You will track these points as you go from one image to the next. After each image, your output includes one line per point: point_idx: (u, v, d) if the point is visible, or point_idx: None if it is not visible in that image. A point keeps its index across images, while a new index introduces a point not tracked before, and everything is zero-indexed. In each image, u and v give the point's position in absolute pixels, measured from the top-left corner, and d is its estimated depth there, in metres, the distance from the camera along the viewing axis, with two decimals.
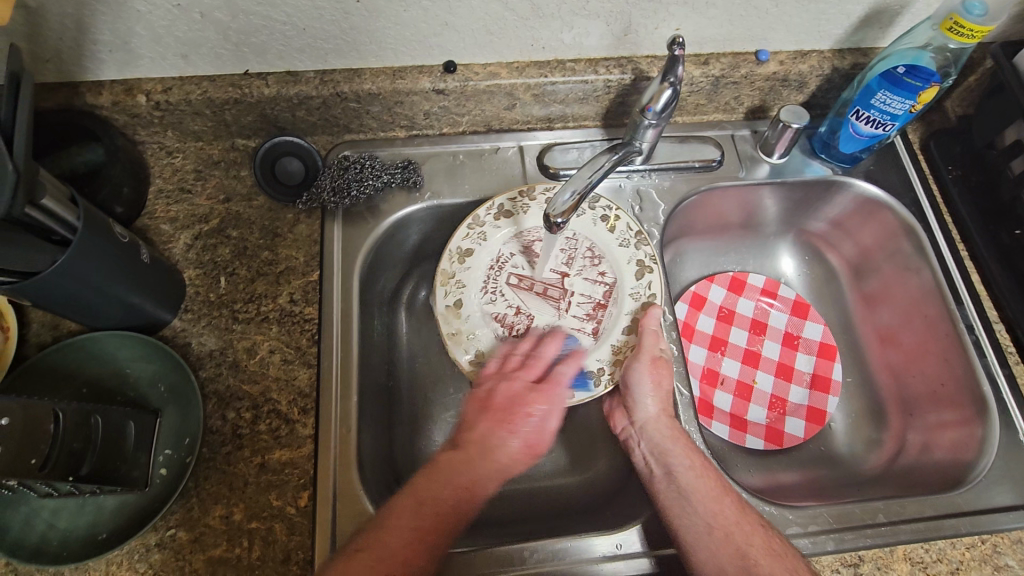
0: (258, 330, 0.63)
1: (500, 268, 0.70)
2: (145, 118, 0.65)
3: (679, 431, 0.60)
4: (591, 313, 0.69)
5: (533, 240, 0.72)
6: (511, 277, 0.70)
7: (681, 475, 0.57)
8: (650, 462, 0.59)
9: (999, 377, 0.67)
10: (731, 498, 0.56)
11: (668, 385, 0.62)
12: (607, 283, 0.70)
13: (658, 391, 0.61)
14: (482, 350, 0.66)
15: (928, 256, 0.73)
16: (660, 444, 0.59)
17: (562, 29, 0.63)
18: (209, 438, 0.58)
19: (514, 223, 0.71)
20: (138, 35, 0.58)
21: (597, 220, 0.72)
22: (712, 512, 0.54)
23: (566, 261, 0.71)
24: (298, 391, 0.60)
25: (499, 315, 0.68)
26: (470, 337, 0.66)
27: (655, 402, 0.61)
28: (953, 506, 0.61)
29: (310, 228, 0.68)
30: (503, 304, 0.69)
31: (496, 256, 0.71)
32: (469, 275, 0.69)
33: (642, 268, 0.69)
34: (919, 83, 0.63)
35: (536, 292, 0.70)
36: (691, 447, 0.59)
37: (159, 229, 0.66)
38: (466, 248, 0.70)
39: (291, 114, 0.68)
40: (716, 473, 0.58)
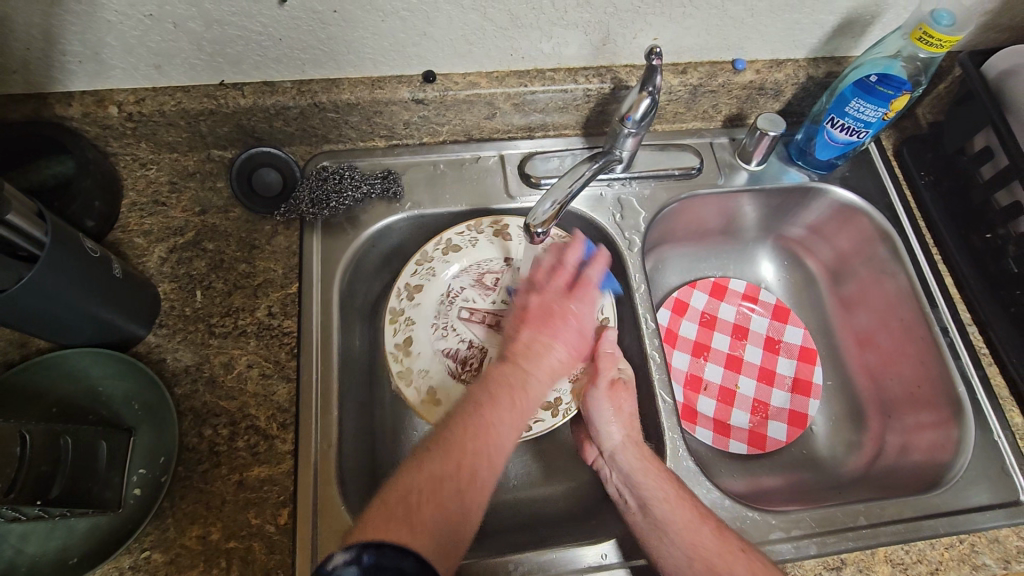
0: (235, 345, 0.61)
1: (451, 302, 0.70)
2: (118, 129, 0.63)
3: (648, 458, 0.60)
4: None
5: (483, 273, 0.72)
6: (461, 310, 0.70)
7: (656, 508, 0.56)
8: (622, 492, 0.60)
9: (974, 378, 0.68)
10: (708, 526, 0.55)
11: (629, 409, 0.64)
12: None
13: (618, 416, 0.63)
14: (434, 387, 0.65)
15: (903, 259, 0.74)
16: (630, 475, 0.59)
17: (541, 39, 0.64)
18: (186, 456, 0.56)
19: (465, 256, 0.72)
20: (109, 46, 0.57)
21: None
22: (690, 545, 0.54)
23: (519, 291, 0.71)
24: (277, 406, 0.59)
25: (451, 350, 0.67)
26: (422, 374, 0.65)
27: (618, 427, 0.62)
28: (932, 507, 0.62)
29: (289, 239, 0.67)
30: (454, 339, 0.68)
31: (448, 289, 0.71)
32: (418, 311, 0.69)
33: (595, 295, 0.70)
34: (891, 91, 0.64)
35: (487, 325, 0.69)
36: (662, 476, 0.59)
37: (132, 243, 0.65)
38: (415, 284, 0.70)
39: (268, 125, 0.67)
40: (690, 500, 0.57)
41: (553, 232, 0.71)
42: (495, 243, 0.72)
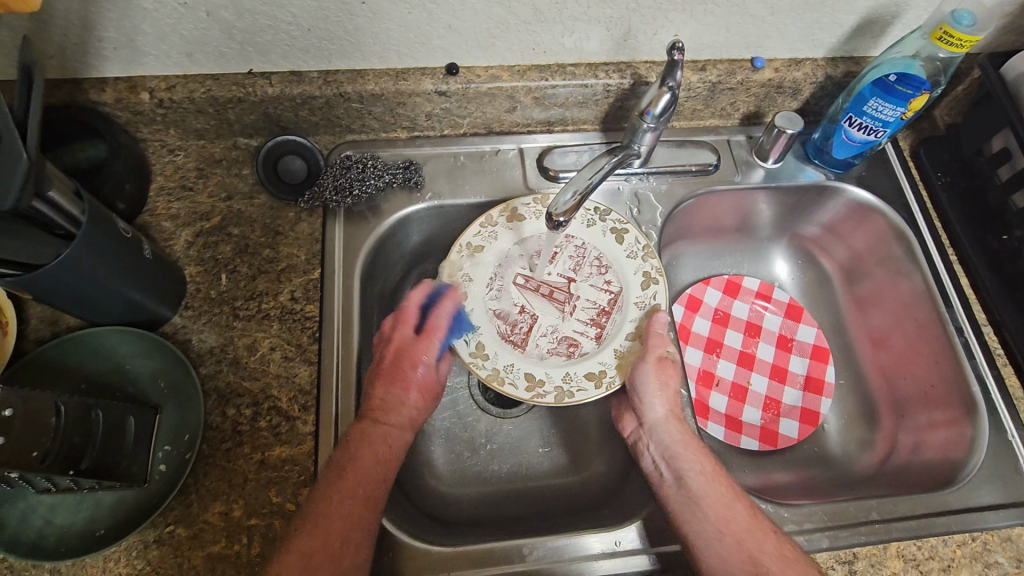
0: (258, 328, 0.63)
1: (507, 267, 0.71)
2: (148, 115, 0.65)
3: (688, 433, 0.61)
4: (594, 318, 0.69)
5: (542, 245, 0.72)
6: (518, 277, 0.71)
7: (691, 480, 0.57)
8: (659, 464, 0.60)
9: (988, 378, 0.68)
10: (742, 503, 0.56)
11: (674, 386, 0.63)
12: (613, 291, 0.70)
13: (663, 391, 0.63)
14: (484, 345, 0.66)
15: (918, 259, 0.74)
16: (669, 447, 0.60)
17: (564, 34, 0.65)
18: (209, 435, 0.58)
19: (528, 226, 0.71)
20: (143, 33, 0.58)
21: (605, 232, 0.72)
22: (724, 517, 0.55)
23: (573, 267, 0.72)
24: (298, 388, 0.61)
25: (503, 311, 0.69)
26: (472, 330, 0.66)
27: (662, 402, 0.62)
28: (945, 504, 0.62)
29: (312, 226, 0.68)
30: (507, 302, 0.69)
31: (505, 256, 0.71)
32: (475, 270, 0.70)
33: (647, 279, 0.69)
34: (910, 91, 0.64)
35: (543, 295, 0.70)
36: (703, 453, 0.60)
37: (160, 227, 0.66)
38: (476, 244, 0.70)
39: (294, 113, 0.68)
40: (725, 478, 0.58)
41: (611, 212, 0.72)
42: (511, 230, 0.71)
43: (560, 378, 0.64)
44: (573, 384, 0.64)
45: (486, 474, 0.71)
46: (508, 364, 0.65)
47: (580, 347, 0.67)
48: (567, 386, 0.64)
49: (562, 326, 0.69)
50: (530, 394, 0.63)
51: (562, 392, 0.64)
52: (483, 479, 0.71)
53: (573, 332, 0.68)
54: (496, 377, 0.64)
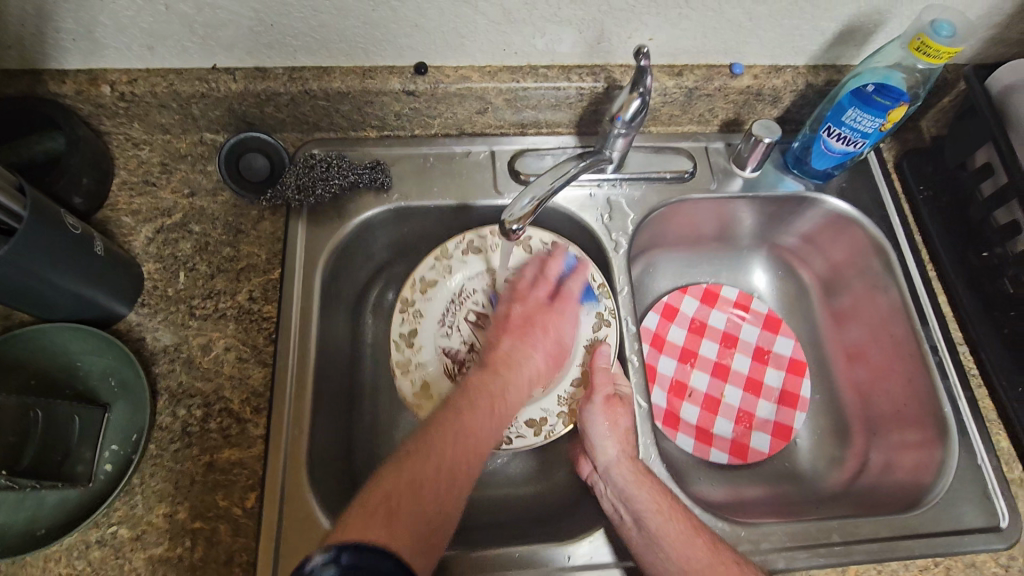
0: (214, 327, 0.62)
1: (460, 303, 0.73)
2: (110, 109, 0.64)
3: (642, 471, 0.60)
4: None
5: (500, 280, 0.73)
6: (469, 313, 0.73)
7: (649, 521, 0.56)
8: (617, 507, 0.59)
9: (960, 399, 0.67)
10: (702, 537, 0.56)
11: (624, 424, 0.62)
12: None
13: (613, 431, 0.62)
14: (429, 384, 0.68)
15: (896, 274, 0.73)
16: (624, 489, 0.58)
17: (535, 35, 0.63)
18: (158, 436, 0.57)
19: (442, 290, 0.73)
20: (102, 25, 0.57)
21: (590, 312, 0.70)
22: (683, 558, 0.54)
23: None
24: (251, 389, 0.60)
25: (451, 349, 0.71)
26: (419, 367, 0.69)
27: (613, 444, 0.61)
28: (909, 527, 0.61)
29: (274, 225, 0.67)
30: (457, 339, 0.71)
31: (457, 291, 0.73)
32: (428, 305, 0.72)
33: (575, 269, 0.72)
34: (889, 102, 0.62)
35: None
36: (657, 488, 0.59)
37: (120, 222, 0.65)
38: (430, 279, 0.72)
39: (259, 110, 0.67)
40: (684, 513, 0.57)
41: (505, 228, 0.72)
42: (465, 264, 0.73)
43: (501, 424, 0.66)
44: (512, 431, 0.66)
45: None
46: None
47: None
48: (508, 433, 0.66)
49: None
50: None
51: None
52: None
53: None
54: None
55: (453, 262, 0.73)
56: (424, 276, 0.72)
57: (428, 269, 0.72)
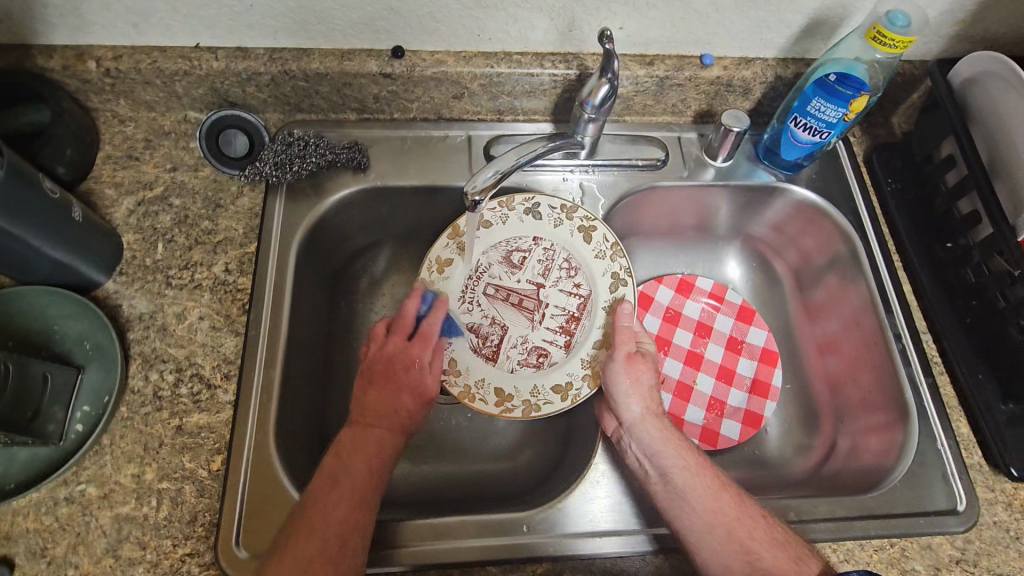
0: (189, 297, 0.63)
1: (479, 279, 0.73)
2: (96, 84, 0.66)
3: (669, 428, 0.60)
4: (564, 325, 0.71)
5: (512, 251, 0.74)
6: (488, 287, 0.73)
7: (676, 476, 0.56)
8: (643, 464, 0.59)
9: (921, 384, 0.68)
10: (729, 493, 0.55)
11: (648, 381, 0.62)
12: (582, 295, 0.72)
13: (636, 388, 0.61)
14: (458, 360, 0.68)
15: (862, 263, 0.74)
16: (650, 445, 0.59)
17: (508, 21, 0.65)
18: (130, 399, 0.59)
19: (460, 267, 0.72)
20: (88, 1, 0.59)
21: (606, 274, 0.72)
22: (712, 511, 0.54)
23: (541, 272, 0.73)
24: (223, 357, 0.61)
25: (474, 325, 0.71)
26: (447, 346, 0.69)
27: (638, 400, 0.61)
28: (866, 508, 0.62)
29: (253, 201, 0.69)
30: (479, 315, 0.71)
31: (475, 267, 0.73)
32: (448, 284, 0.71)
33: (585, 232, 0.72)
34: (850, 92, 0.64)
35: (513, 303, 0.72)
36: (683, 445, 0.59)
37: (102, 194, 0.67)
38: (447, 257, 0.71)
39: (241, 89, 0.69)
40: (711, 470, 0.57)
41: (515, 199, 0.73)
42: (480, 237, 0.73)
43: (528, 391, 0.67)
44: (542, 398, 0.67)
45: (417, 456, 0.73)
46: (480, 379, 0.68)
47: (550, 356, 0.70)
48: (535, 400, 0.67)
49: (532, 336, 0.71)
50: (499, 407, 0.66)
51: (467, 390, 0.67)
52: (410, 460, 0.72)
53: (542, 342, 0.71)
54: (468, 394, 0.67)
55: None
56: (440, 254, 0.71)
57: (443, 248, 0.71)
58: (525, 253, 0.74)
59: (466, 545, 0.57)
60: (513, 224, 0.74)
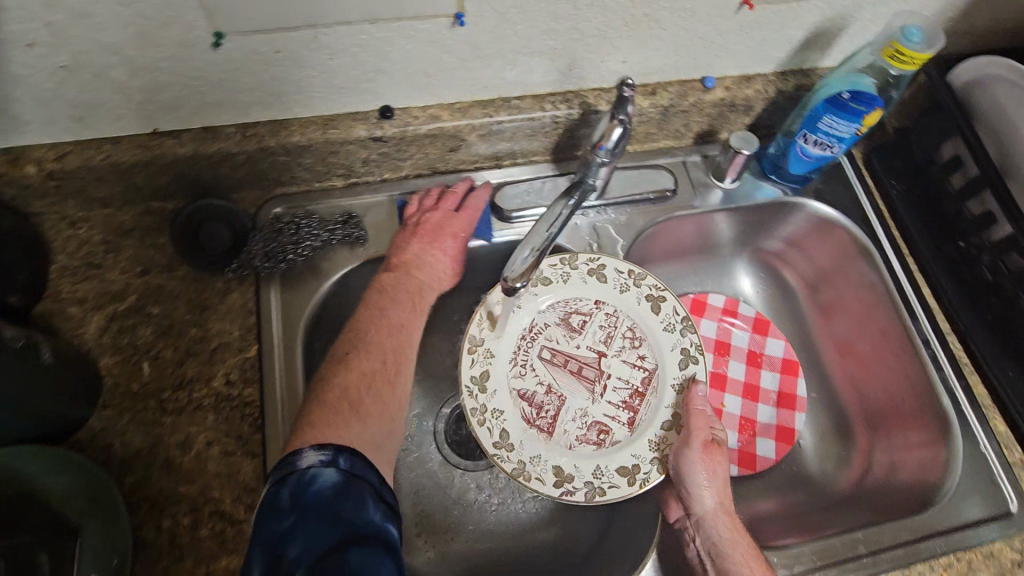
0: (191, 421, 0.56)
1: (532, 339, 0.68)
2: (39, 189, 0.57)
3: (740, 531, 0.57)
4: (627, 401, 0.66)
5: (571, 313, 0.69)
6: (543, 350, 0.68)
7: None
8: (706, 561, 0.58)
9: (957, 390, 0.68)
10: None
11: (723, 474, 0.59)
12: (648, 370, 0.67)
13: (711, 482, 0.59)
14: (509, 433, 0.63)
15: (881, 272, 0.74)
16: (717, 544, 0.57)
17: (504, 68, 0.60)
18: (143, 554, 0.51)
19: (513, 324, 0.67)
20: (19, 99, 0.50)
21: (675, 348, 0.66)
22: None
23: (603, 339, 0.68)
24: (242, 486, 0.54)
25: (527, 392, 0.65)
26: (497, 416, 0.63)
27: (711, 495, 0.58)
28: (927, 527, 0.62)
29: (244, 296, 0.61)
30: (532, 381, 0.66)
31: (529, 326, 0.68)
32: (498, 345, 0.66)
33: (653, 300, 0.68)
34: (863, 107, 0.62)
35: (569, 370, 0.67)
36: (754, 552, 0.56)
37: (66, 313, 0.58)
38: (497, 314, 0.67)
39: (212, 172, 0.61)
40: None
41: (580, 258, 0.69)
42: (535, 296, 0.68)
43: (591, 473, 0.61)
44: (605, 480, 0.60)
45: (460, 538, 0.68)
46: (536, 456, 0.62)
47: (612, 434, 0.64)
48: (598, 482, 0.60)
49: (591, 409, 0.65)
50: (557, 490, 0.60)
51: (521, 469, 0.61)
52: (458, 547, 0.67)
53: (603, 417, 0.65)
54: (523, 473, 0.61)
55: (524, 297, 0.67)
56: (491, 310, 0.67)
57: (497, 303, 0.66)
58: (586, 317, 0.69)
59: None
60: (575, 285, 0.69)
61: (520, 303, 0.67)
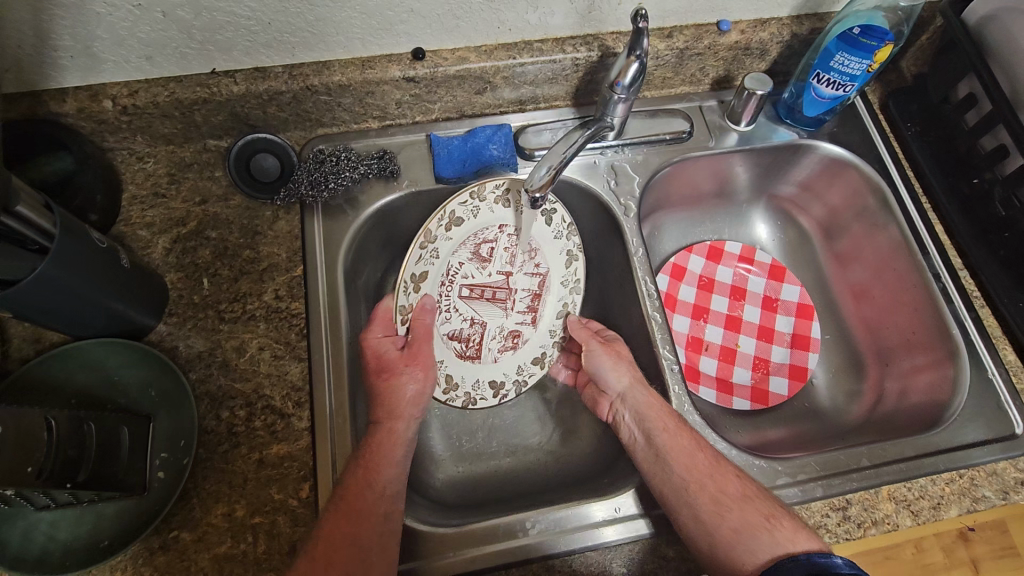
0: (245, 329, 0.63)
1: (451, 281, 0.73)
2: (113, 123, 0.64)
3: (653, 395, 0.63)
4: (530, 305, 0.75)
5: (479, 244, 0.73)
6: (461, 288, 0.73)
7: (658, 437, 0.59)
8: (631, 429, 0.62)
9: (967, 321, 0.70)
10: (705, 453, 0.58)
11: (626, 357, 0.67)
12: (542, 274, 0.76)
13: (618, 365, 0.66)
14: (452, 374, 0.72)
15: (894, 211, 0.76)
16: (638, 411, 0.62)
17: (528, 10, 0.64)
18: (205, 439, 0.58)
19: (437, 270, 0.71)
20: (99, 38, 0.57)
21: (563, 252, 0.75)
22: (689, 469, 0.57)
23: (508, 261, 0.74)
24: (291, 385, 0.61)
25: (456, 332, 0.73)
26: (439, 364, 0.71)
27: (622, 373, 0.65)
28: (931, 445, 0.64)
29: (290, 224, 0.68)
30: (457, 320, 0.73)
31: (447, 269, 0.72)
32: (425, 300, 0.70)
33: (546, 214, 0.73)
34: (875, 43, 0.65)
35: (485, 297, 0.74)
36: (666, 412, 0.61)
37: (136, 236, 0.65)
38: (420, 273, 0.69)
39: (261, 111, 0.67)
40: (689, 430, 0.60)
41: (488, 187, 0.70)
42: (449, 237, 0.71)
43: (515, 373, 0.74)
44: (526, 374, 0.75)
45: (485, 453, 0.73)
46: (474, 381, 0.73)
47: (523, 336, 0.75)
48: (522, 377, 0.75)
49: (507, 322, 0.75)
50: (496, 397, 0.73)
51: (469, 396, 0.72)
52: (483, 461, 0.73)
53: (516, 326, 0.75)
54: (469, 400, 0.72)
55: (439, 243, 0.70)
56: (414, 273, 0.68)
57: (416, 264, 0.68)
58: (492, 244, 0.73)
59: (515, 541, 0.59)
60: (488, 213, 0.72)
61: (436, 251, 0.70)
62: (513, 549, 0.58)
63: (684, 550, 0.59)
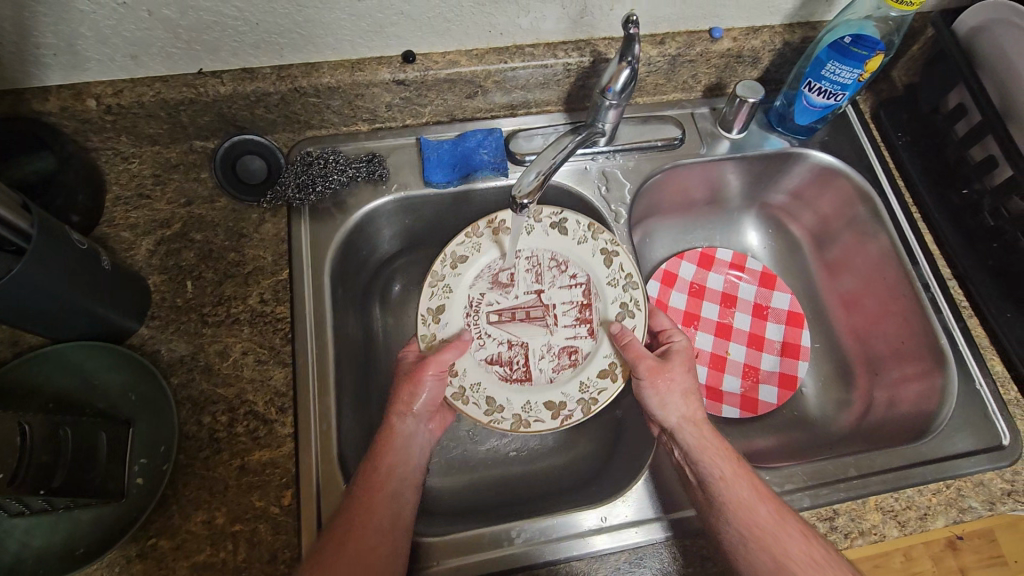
0: (229, 333, 0.62)
1: (476, 311, 0.71)
2: (97, 123, 0.63)
3: (709, 436, 0.59)
4: (578, 315, 0.71)
5: (496, 273, 0.72)
6: (489, 316, 0.71)
7: (716, 488, 0.56)
8: (685, 467, 0.59)
9: (955, 330, 0.70)
10: (766, 505, 0.55)
11: (683, 384, 0.61)
12: (580, 282, 0.72)
13: (671, 396, 0.61)
14: (493, 397, 0.66)
15: (884, 220, 0.76)
16: (691, 450, 0.58)
17: (519, 14, 0.64)
18: (186, 445, 0.57)
19: (456, 301, 0.70)
20: (83, 36, 0.56)
21: (595, 253, 0.71)
22: (748, 524, 0.54)
23: (535, 279, 0.72)
24: (274, 390, 0.60)
25: (493, 357, 0.69)
26: (477, 389, 0.66)
27: (675, 408, 0.60)
28: (919, 455, 0.64)
29: (277, 226, 0.67)
30: (492, 345, 0.69)
31: (467, 300, 0.71)
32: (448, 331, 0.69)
33: (557, 226, 0.72)
34: (865, 52, 0.65)
35: (520, 319, 0.71)
36: (725, 452, 0.58)
37: (119, 237, 0.64)
38: (436, 306, 0.69)
39: (249, 112, 0.66)
40: (751, 479, 0.56)
41: (480, 225, 0.71)
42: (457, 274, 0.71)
43: (577, 391, 0.66)
44: (593, 389, 0.66)
45: (472, 461, 0.72)
46: (525, 404, 0.66)
47: (580, 350, 0.69)
48: (588, 395, 0.66)
49: (554, 340, 0.70)
50: (556, 419, 0.65)
51: (519, 420, 0.65)
52: (470, 468, 0.72)
53: (566, 341, 0.70)
54: (520, 423, 0.65)
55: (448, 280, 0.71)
56: (429, 308, 0.69)
57: (429, 299, 0.69)
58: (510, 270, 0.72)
59: (500, 550, 0.58)
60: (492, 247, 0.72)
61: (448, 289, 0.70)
62: (497, 558, 0.58)
63: (670, 560, 0.58)
